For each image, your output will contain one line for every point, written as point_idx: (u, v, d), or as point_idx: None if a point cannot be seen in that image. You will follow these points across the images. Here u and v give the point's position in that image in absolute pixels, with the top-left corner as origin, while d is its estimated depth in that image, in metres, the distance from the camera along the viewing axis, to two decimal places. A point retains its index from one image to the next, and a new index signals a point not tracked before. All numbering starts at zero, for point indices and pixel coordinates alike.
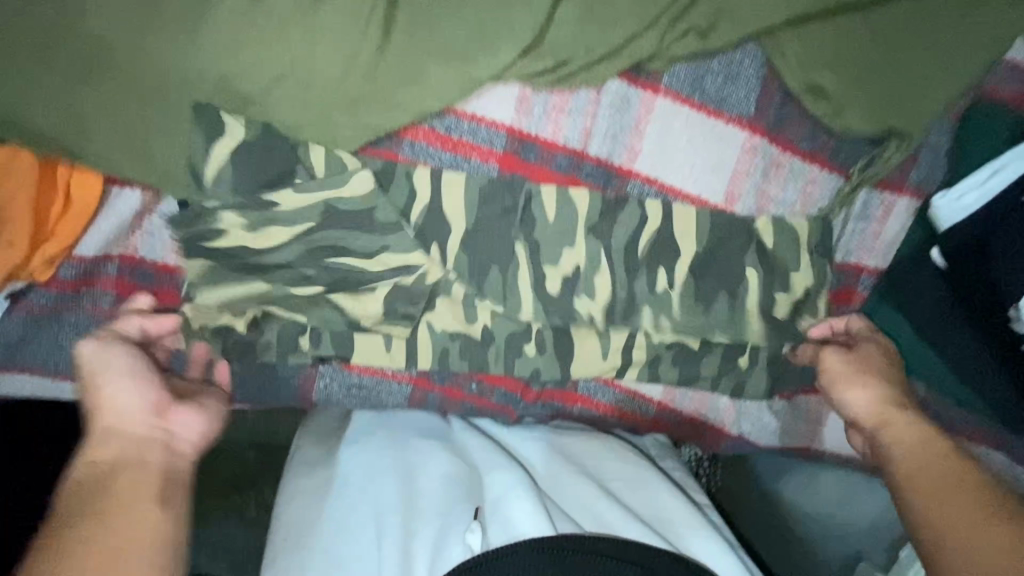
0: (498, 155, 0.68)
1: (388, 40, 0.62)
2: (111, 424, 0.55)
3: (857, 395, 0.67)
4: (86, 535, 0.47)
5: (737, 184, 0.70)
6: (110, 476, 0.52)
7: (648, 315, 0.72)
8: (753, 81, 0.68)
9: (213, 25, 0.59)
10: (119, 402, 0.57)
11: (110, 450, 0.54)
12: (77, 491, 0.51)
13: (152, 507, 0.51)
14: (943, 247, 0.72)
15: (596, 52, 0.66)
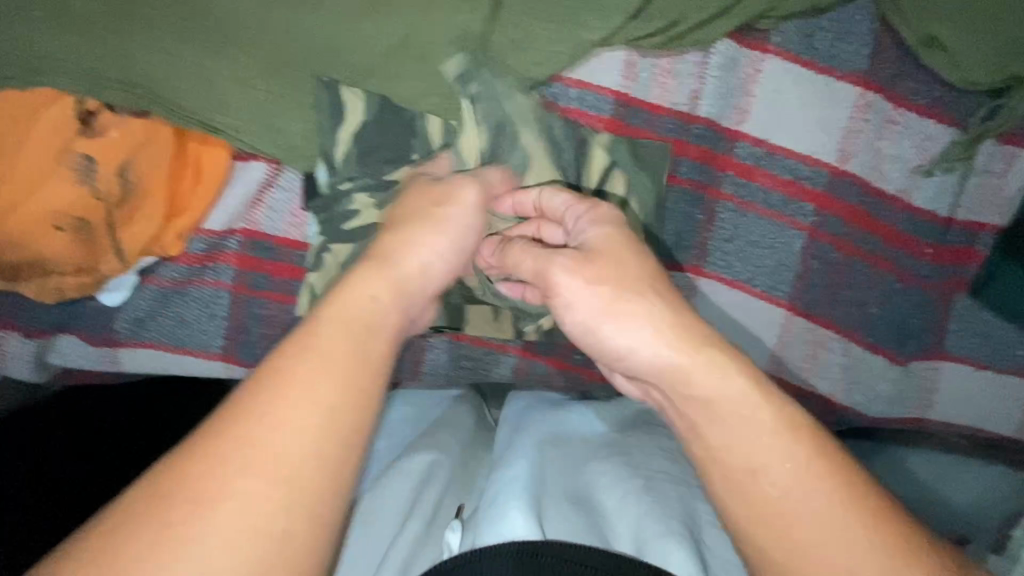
0: (606, 121, 0.68)
1: (498, 11, 0.64)
2: (408, 275, 0.54)
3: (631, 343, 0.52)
4: (293, 360, 0.46)
5: (850, 141, 0.67)
6: (356, 329, 0.49)
7: (743, 272, 0.72)
8: (867, 36, 0.65)
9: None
10: (427, 267, 0.56)
11: (388, 308, 0.51)
12: (338, 321, 0.49)
13: (321, 408, 0.44)
14: None
15: (708, 11, 0.64)
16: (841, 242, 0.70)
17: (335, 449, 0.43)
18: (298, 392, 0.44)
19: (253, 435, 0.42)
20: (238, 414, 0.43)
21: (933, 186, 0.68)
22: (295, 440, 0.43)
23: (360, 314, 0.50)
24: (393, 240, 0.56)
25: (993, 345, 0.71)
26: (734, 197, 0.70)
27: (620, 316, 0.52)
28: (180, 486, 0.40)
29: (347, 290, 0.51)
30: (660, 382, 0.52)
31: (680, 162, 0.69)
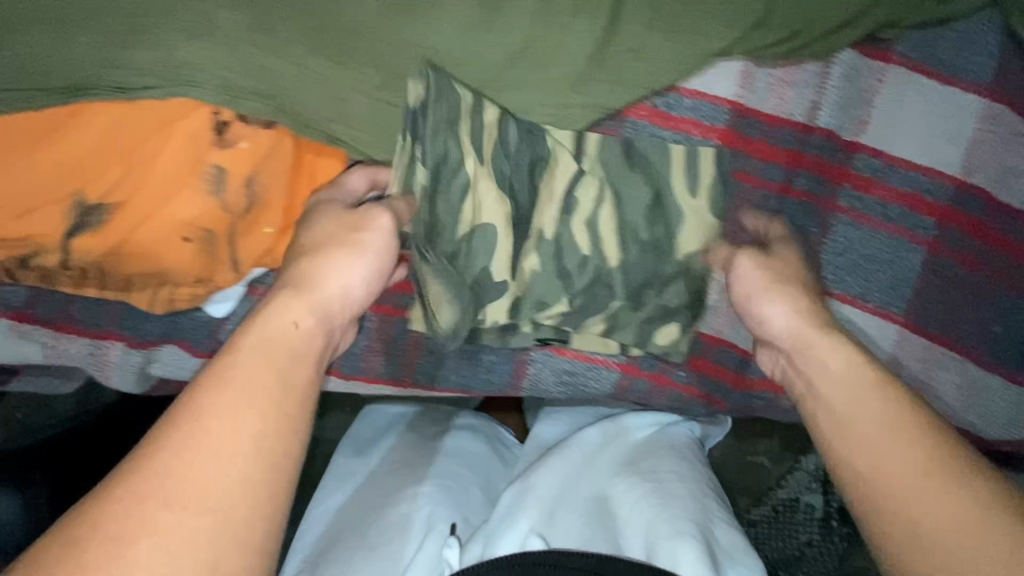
0: (720, 131, 0.67)
1: (618, 17, 0.61)
2: (330, 297, 0.52)
3: (779, 311, 0.58)
4: (219, 394, 0.43)
5: (975, 154, 0.65)
6: (285, 356, 0.47)
7: (856, 289, 0.70)
8: (994, 45, 0.64)
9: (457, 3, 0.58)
10: (350, 289, 0.54)
11: (299, 330, 0.49)
12: (269, 352, 0.46)
13: (245, 434, 0.42)
14: None
15: (834, 21, 0.62)
16: (960, 257, 0.68)
17: (260, 480, 0.41)
18: (214, 421, 0.41)
19: (167, 469, 0.39)
20: (142, 453, 0.40)
21: None
22: (215, 472, 0.40)
23: (283, 341, 0.47)
24: (315, 260, 0.53)
25: None
26: (850, 210, 0.68)
27: (787, 300, 0.58)
28: (83, 534, 0.36)
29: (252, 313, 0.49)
30: (789, 339, 0.57)
31: (796, 173, 0.68)
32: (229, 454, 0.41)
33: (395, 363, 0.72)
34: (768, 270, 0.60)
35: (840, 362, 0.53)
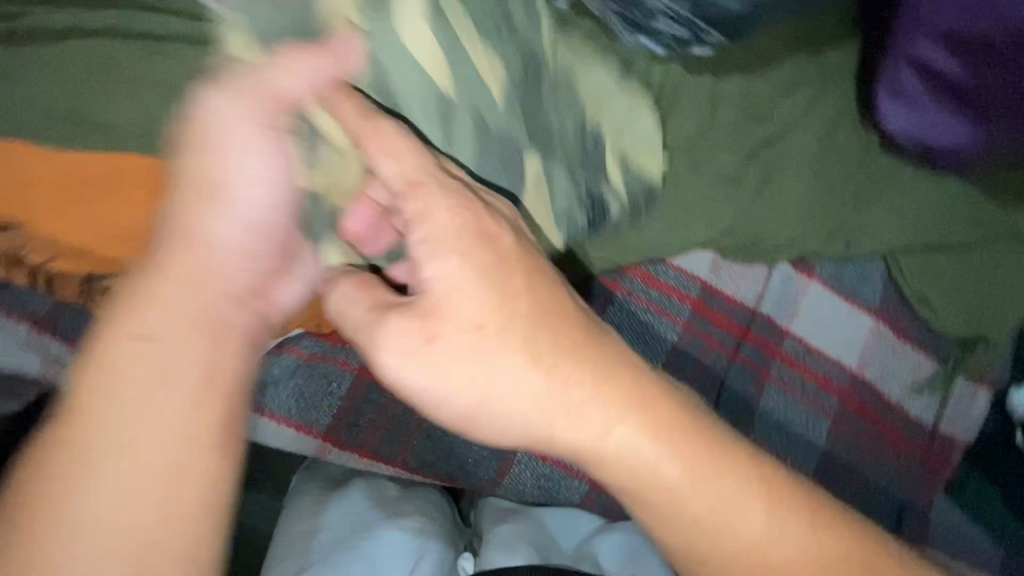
0: (692, 299, 0.87)
1: (632, 203, 0.83)
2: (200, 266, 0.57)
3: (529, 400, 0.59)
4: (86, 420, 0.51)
5: (867, 356, 0.88)
6: (193, 343, 0.55)
7: (779, 445, 0.86)
8: (879, 284, 0.90)
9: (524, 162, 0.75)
10: (232, 240, 0.59)
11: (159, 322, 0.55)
12: (108, 333, 0.54)
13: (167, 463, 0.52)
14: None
15: (776, 243, 0.87)
16: (856, 432, 0.87)
17: (167, 492, 0.51)
18: (111, 422, 0.52)
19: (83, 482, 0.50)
20: (60, 478, 0.50)
21: (922, 403, 0.89)
22: (132, 491, 0.51)
23: (188, 307, 0.56)
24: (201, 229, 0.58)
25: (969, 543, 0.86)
26: (779, 381, 0.87)
27: (528, 368, 0.59)
28: (38, 522, 0.49)
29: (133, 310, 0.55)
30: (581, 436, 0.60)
31: (744, 343, 0.88)
32: (171, 476, 0.52)
33: (391, 443, 0.79)
34: (481, 337, 0.58)
35: (637, 438, 0.59)
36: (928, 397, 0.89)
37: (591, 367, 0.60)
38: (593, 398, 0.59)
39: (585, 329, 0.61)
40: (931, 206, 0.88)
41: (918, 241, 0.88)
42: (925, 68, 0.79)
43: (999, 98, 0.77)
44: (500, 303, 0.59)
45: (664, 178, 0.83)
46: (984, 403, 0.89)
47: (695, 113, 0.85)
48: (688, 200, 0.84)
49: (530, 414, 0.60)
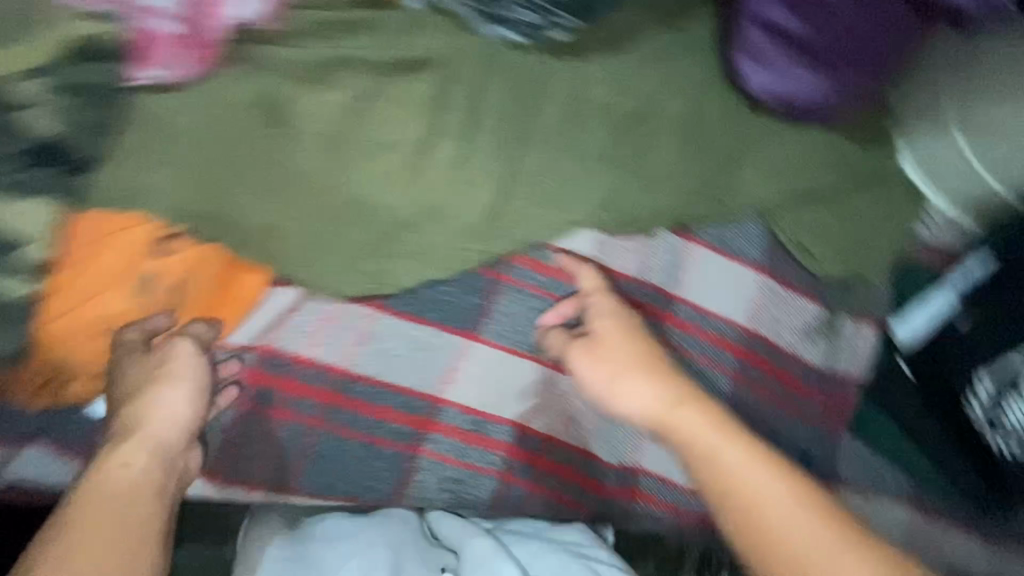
0: (582, 279, 0.87)
1: (511, 193, 0.82)
2: (159, 438, 0.68)
3: (638, 404, 0.73)
4: (78, 529, 0.58)
5: (756, 311, 0.91)
6: (162, 471, 0.66)
7: None
8: (759, 241, 0.93)
9: (387, 163, 0.75)
10: (169, 413, 0.69)
11: (176, 416, 0.70)
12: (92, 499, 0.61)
13: (127, 523, 0.60)
14: (908, 357, 0.91)
15: (655, 212, 0.88)
16: (755, 386, 0.90)
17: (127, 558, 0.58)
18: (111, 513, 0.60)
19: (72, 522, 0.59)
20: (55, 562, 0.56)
21: (814, 349, 0.92)
22: (101, 531, 0.59)
23: (132, 473, 0.64)
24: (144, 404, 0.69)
25: (870, 472, 0.92)
26: (678, 347, 0.89)
27: (662, 381, 0.74)
28: None
29: (137, 376, 0.71)
30: (655, 419, 0.73)
31: (638, 316, 0.88)
32: (93, 535, 0.58)
33: (285, 466, 0.81)
34: (615, 376, 0.75)
35: (658, 397, 0.73)
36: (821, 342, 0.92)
37: (639, 368, 0.75)
38: (691, 397, 0.73)
39: (652, 350, 0.77)
40: (808, 156, 0.88)
41: (791, 195, 0.90)
42: (771, 28, 0.83)
43: (835, 48, 0.83)
44: (665, 381, 0.74)
45: (538, 164, 0.83)
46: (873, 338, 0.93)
47: (565, 94, 0.82)
48: (568, 180, 0.84)
49: (629, 407, 0.74)
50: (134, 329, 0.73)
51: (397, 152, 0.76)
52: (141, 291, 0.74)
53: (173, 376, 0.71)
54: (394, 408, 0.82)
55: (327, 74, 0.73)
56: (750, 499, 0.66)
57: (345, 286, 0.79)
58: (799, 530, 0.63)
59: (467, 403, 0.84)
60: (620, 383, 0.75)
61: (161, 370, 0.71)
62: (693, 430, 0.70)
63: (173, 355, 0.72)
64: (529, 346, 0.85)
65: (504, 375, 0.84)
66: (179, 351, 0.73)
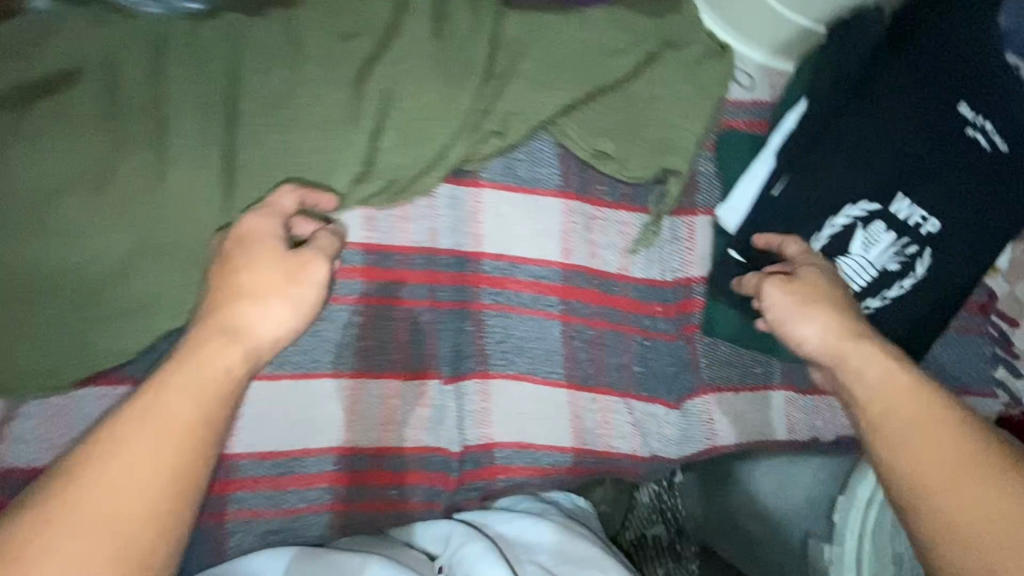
0: (359, 270, 0.75)
1: (235, 202, 0.70)
2: (261, 348, 0.58)
3: (815, 329, 0.65)
4: (133, 431, 0.49)
5: (568, 242, 0.81)
6: (216, 400, 0.53)
7: (512, 371, 0.80)
8: (553, 160, 0.81)
9: (62, 214, 0.65)
10: (272, 333, 0.58)
11: (271, 293, 0.59)
12: (216, 391, 0.53)
13: (180, 425, 0.50)
14: (736, 246, 0.78)
15: (417, 167, 0.76)
16: (588, 321, 0.81)
17: (171, 477, 0.49)
18: (136, 451, 0.48)
19: (110, 439, 0.48)
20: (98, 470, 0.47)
21: (642, 262, 0.82)
22: (145, 456, 0.48)
23: (210, 376, 0.53)
24: (251, 307, 0.58)
25: (737, 368, 0.87)
26: (494, 306, 0.79)
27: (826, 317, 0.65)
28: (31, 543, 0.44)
29: (234, 281, 0.60)
30: (826, 350, 0.64)
31: (438, 288, 0.78)
32: (163, 437, 0.49)
33: None
34: (829, 324, 0.64)
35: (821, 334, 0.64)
36: (650, 253, 0.82)
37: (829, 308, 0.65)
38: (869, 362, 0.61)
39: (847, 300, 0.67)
40: (565, 56, 0.79)
41: (569, 97, 0.78)
42: None
43: None
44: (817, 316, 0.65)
45: (257, 150, 0.72)
46: (707, 232, 0.83)
47: (272, 57, 0.73)
48: (304, 164, 0.73)
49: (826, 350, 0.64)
50: (275, 240, 0.63)
51: (71, 197, 0.65)
52: (271, 234, 0.63)
53: (280, 283, 0.60)
54: None
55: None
56: (880, 417, 0.59)
57: (66, 370, 0.67)
58: (944, 456, 0.54)
59: (259, 448, 0.72)
60: (812, 309, 0.65)
61: (273, 274, 0.60)
62: (856, 361, 0.62)
63: (304, 261, 0.61)
64: (317, 365, 0.74)
65: (293, 404, 0.73)
66: (309, 259, 0.61)
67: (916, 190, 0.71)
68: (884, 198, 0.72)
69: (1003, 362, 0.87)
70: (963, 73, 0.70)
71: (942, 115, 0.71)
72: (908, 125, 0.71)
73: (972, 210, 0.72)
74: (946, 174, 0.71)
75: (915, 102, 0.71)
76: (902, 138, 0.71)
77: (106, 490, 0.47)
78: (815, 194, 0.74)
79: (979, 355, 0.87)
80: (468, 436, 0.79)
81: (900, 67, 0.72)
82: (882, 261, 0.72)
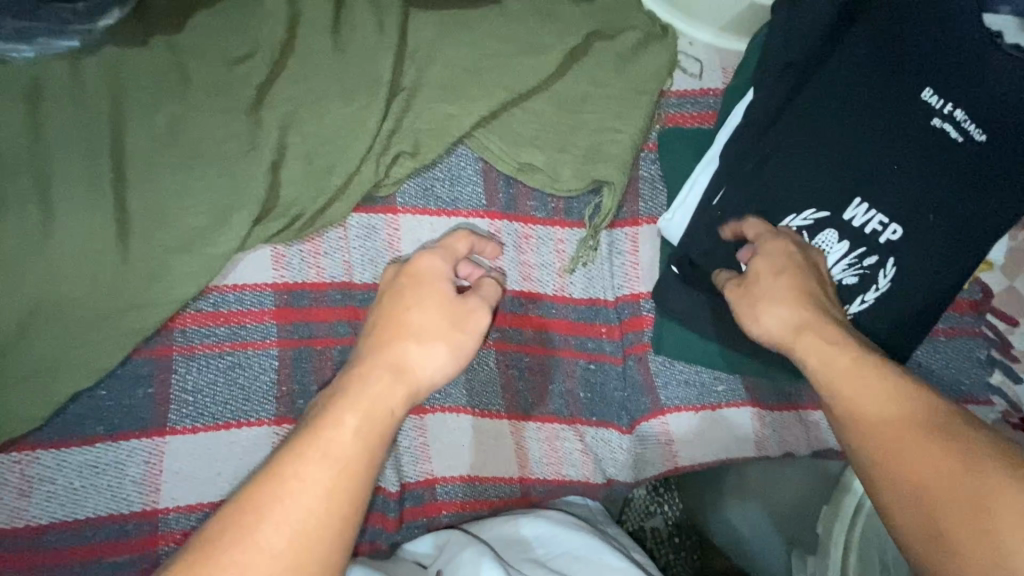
0: (271, 311, 0.71)
1: (129, 251, 0.67)
2: (420, 384, 0.57)
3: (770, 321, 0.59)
4: (301, 464, 0.48)
5: (497, 265, 0.74)
6: (378, 436, 0.52)
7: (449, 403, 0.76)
8: (475, 177, 0.75)
9: None
10: (433, 374, 0.58)
11: (436, 329, 0.59)
12: (370, 430, 0.52)
13: (346, 459, 0.49)
14: (674, 261, 0.72)
15: (323, 197, 0.71)
16: (526, 346, 0.76)
17: (348, 507, 0.48)
18: (315, 472, 0.48)
19: (281, 476, 0.48)
20: (264, 498, 0.47)
21: (581, 280, 0.76)
22: (343, 468, 0.49)
23: (382, 402, 0.54)
24: (396, 344, 0.57)
25: (696, 387, 0.79)
26: None
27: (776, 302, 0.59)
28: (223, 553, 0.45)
29: (401, 318, 0.59)
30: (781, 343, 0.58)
31: (359, 324, 0.73)
32: (337, 479, 0.48)
33: None
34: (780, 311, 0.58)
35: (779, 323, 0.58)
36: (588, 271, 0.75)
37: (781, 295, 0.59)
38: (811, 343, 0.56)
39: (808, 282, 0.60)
40: (477, 61, 0.72)
41: (485, 106, 0.71)
42: None
43: None
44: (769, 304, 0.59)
45: (151, 195, 0.68)
46: (651, 241, 0.75)
47: (161, 93, 0.69)
48: (198, 204, 0.68)
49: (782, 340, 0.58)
50: (444, 284, 0.61)
51: None
52: (440, 279, 0.62)
53: (448, 328, 0.59)
54: (101, 542, 0.66)
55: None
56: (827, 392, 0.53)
57: None
58: (880, 423, 0.49)
59: (187, 501, 0.68)
60: (761, 304, 0.59)
61: (443, 314, 0.60)
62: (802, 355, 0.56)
63: (469, 311, 0.61)
64: (237, 414, 0.70)
65: (217, 455, 0.69)
66: (474, 308, 0.61)
67: (872, 187, 0.64)
68: (836, 204, 0.65)
69: (999, 365, 0.77)
70: (922, 52, 0.63)
71: (899, 99, 0.64)
72: (864, 111, 0.64)
73: (943, 206, 0.63)
74: (907, 165, 0.63)
75: (868, 86, 0.64)
76: (856, 126, 0.64)
77: (279, 525, 0.46)
78: (760, 201, 0.67)
79: (970, 358, 0.77)
80: (407, 472, 0.77)
81: (852, 47, 0.65)
82: (834, 274, 0.65)
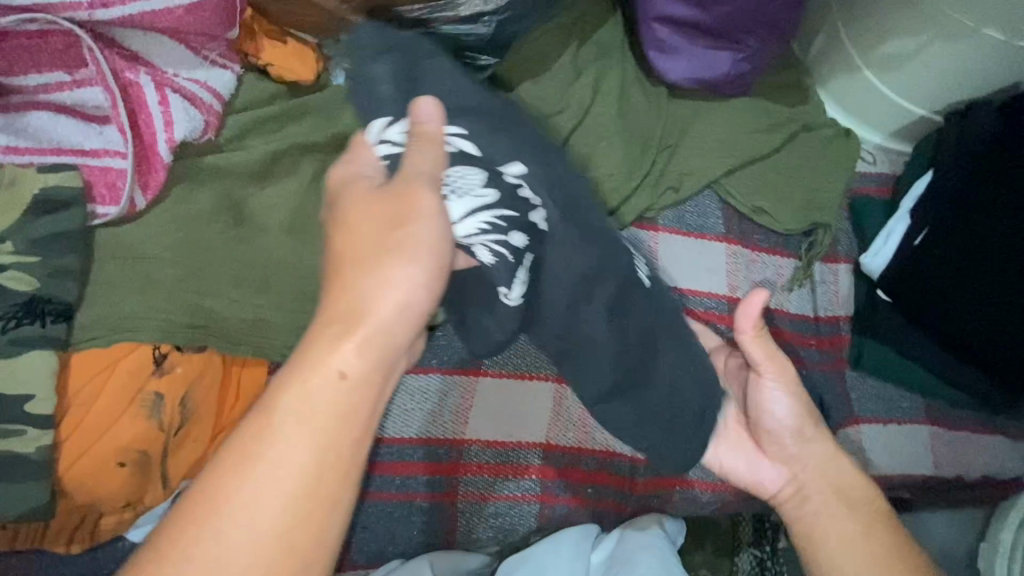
0: None
1: None
2: (373, 325, 0.51)
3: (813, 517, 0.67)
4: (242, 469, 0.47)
5: (733, 278, 0.99)
6: (346, 413, 0.50)
7: None
8: (717, 212, 1.01)
9: None
10: (403, 306, 0.52)
11: (388, 242, 0.52)
12: (335, 403, 0.49)
13: (303, 471, 0.48)
14: (885, 287, 0.93)
15: (613, 205, 0.95)
16: None
17: (305, 502, 0.48)
18: (259, 480, 0.47)
19: (216, 508, 0.47)
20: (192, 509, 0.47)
21: (796, 297, 1.00)
22: (291, 467, 0.48)
23: (322, 385, 0.49)
24: (338, 284, 0.52)
25: (885, 401, 0.97)
26: None
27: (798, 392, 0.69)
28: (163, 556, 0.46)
29: (352, 230, 0.53)
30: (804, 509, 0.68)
31: None
32: (287, 485, 0.48)
33: None
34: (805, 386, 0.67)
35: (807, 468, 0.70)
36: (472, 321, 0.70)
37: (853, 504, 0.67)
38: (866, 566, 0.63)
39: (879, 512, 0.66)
40: (721, 133, 0.99)
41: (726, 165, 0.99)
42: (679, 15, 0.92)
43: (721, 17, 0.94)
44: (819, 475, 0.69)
45: None
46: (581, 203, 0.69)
47: None
48: None
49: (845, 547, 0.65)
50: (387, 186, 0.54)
51: None
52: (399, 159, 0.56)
53: (407, 209, 0.53)
54: (421, 459, 0.83)
55: (296, 156, 0.79)
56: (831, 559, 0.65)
57: None
58: None
59: (486, 437, 0.85)
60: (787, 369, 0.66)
61: (376, 233, 0.53)
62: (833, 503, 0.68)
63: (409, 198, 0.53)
64: (530, 368, 0.87)
65: (515, 400, 0.86)
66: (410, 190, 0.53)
67: (985, 247, 0.85)
68: (964, 255, 0.86)
69: None
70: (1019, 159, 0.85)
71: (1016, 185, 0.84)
72: (973, 189, 0.87)
73: (980, 290, 0.85)
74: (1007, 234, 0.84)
75: (959, 188, 0.89)
76: (977, 206, 0.87)
77: (234, 542, 0.46)
78: (928, 246, 0.89)
79: None
80: (503, 433, 0.85)
81: (982, 152, 0.88)
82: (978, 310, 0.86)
